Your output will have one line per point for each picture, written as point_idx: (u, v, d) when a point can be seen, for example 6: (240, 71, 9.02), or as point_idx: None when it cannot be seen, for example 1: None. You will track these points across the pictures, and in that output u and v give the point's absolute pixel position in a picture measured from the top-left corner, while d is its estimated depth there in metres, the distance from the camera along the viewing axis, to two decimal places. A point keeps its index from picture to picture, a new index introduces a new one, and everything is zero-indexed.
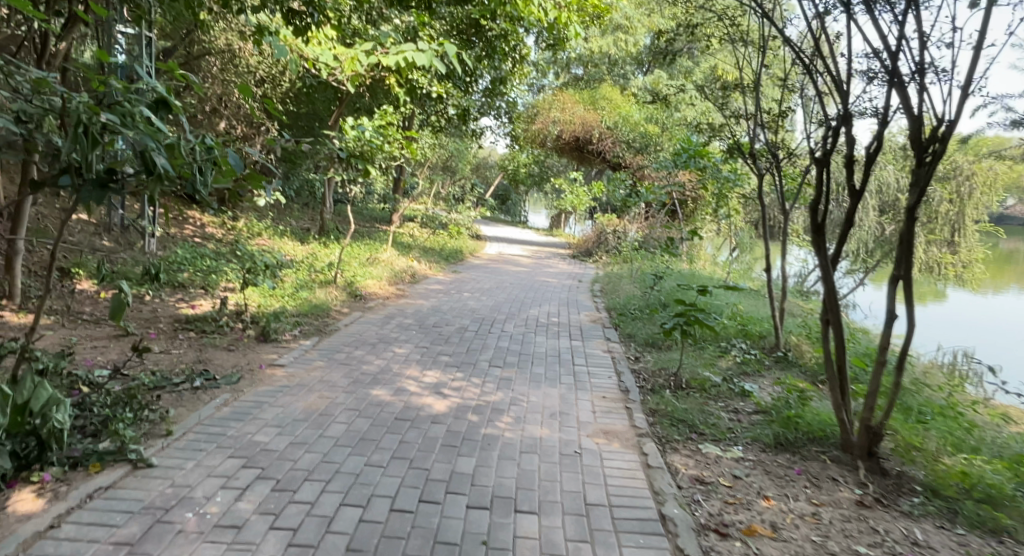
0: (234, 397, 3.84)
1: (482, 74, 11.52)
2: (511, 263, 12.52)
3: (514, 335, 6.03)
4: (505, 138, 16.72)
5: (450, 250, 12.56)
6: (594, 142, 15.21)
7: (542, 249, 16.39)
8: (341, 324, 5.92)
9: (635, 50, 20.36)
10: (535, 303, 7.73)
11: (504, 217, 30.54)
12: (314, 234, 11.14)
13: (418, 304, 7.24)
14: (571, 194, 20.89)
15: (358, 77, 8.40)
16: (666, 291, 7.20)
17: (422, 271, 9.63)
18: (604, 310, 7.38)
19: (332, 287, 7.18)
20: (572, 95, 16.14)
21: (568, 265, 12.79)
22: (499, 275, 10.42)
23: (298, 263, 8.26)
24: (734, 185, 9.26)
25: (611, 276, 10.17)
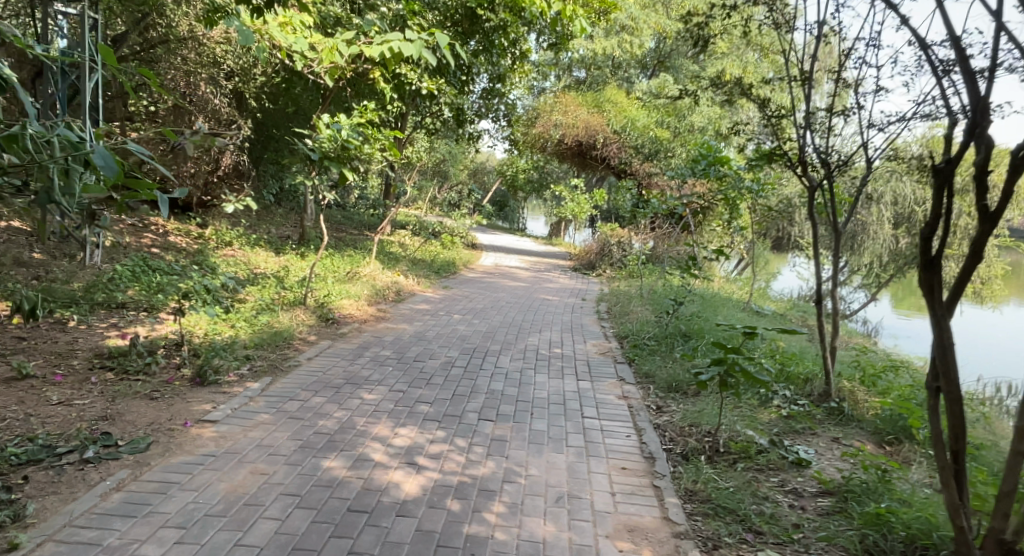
0: (134, 476, 2.88)
1: (479, 71, 10.59)
2: (508, 276, 11.60)
3: (509, 374, 5.08)
4: (504, 143, 15.81)
5: (442, 262, 11.64)
6: (598, 148, 14.26)
7: (540, 260, 15.46)
8: (304, 358, 4.96)
9: (640, 52, 19.46)
10: (534, 328, 6.80)
11: (501, 224, 29.62)
12: (293, 243, 10.21)
13: (398, 330, 6.29)
14: (571, 202, 19.98)
15: (338, 69, 7.44)
16: (687, 319, 6.26)
17: (409, 286, 8.70)
18: (614, 339, 6.44)
19: (300, 309, 6.23)
20: (575, 97, 15.23)
21: (569, 278, 11.88)
22: (493, 292, 9.49)
23: (267, 279, 7.32)
24: (758, 197, 8.33)
25: (618, 294, 9.25)
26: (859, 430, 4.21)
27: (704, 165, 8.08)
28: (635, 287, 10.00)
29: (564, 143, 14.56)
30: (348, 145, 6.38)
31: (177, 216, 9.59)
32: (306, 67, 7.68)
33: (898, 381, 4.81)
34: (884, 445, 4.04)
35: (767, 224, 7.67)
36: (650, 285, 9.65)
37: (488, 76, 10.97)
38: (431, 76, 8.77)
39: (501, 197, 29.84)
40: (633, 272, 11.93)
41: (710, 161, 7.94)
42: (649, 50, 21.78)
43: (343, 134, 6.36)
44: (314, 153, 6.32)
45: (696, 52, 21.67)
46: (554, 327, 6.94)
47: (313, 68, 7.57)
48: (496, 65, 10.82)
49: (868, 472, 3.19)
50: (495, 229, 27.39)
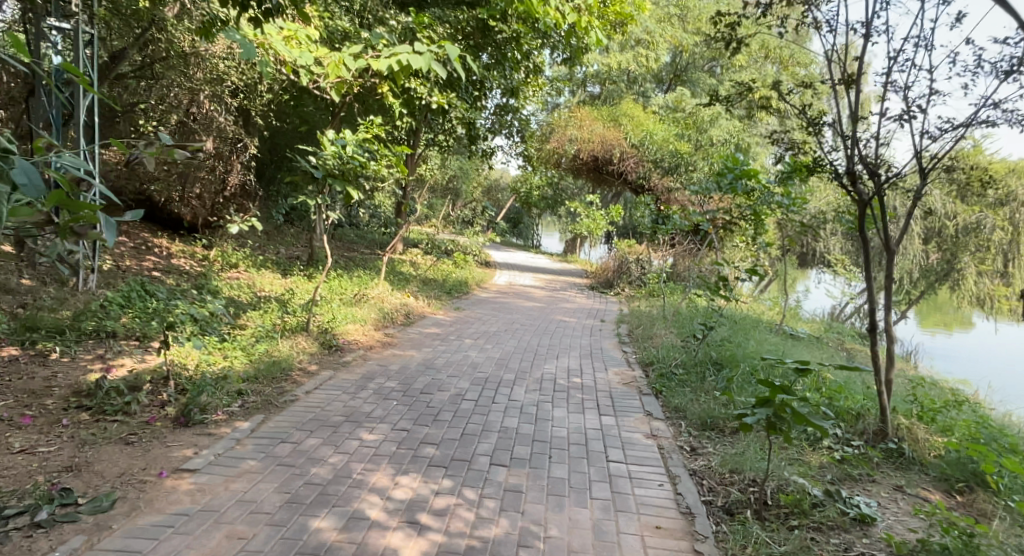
0: (89, 544, 2.49)
1: (492, 85, 10.29)
2: (523, 296, 11.19)
3: (525, 408, 4.64)
4: (517, 158, 15.47)
5: (454, 281, 11.28)
6: (614, 162, 13.82)
7: (556, 278, 15.03)
8: (302, 391, 4.57)
9: (656, 65, 19.12)
10: (551, 354, 6.37)
11: (515, 241, 29.28)
12: (300, 264, 9.90)
13: (406, 357, 5.88)
14: (587, 218, 19.57)
15: (344, 84, 7.12)
16: (716, 345, 5.78)
17: (419, 308, 8.32)
18: (638, 366, 5.97)
19: (301, 336, 5.86)
20: (590, 111, 14.88)
21: (586, 298, 11.44)
22: (507, 313, 9.07)
23: (269, 303, 6.98)
24: (787, 212, 7.86)
25: (639, 315, 8.79)
26: (922, 476, 3.71)
27: (730, 179, 7.65)
28: (657, 307, 9.53)
29: (580, 158, 14.18)
30: (353, 162, 6.03)
31: (182, 237, 9.31)
32: (311, 82, 7.38)
33: (960, 416, 4.31)
34: (955, 495, 3.54)
35: (798, 241, 7.21)
36: (672, 306, 9.18)
37: (502, 90, 10.66)
38: (442, 90, 8.46)
39: (516, 214, 29.52)
40: (654, 291, 11.46)
41: (736, 174, 7.50)
42: (665, 64, 21.45)
43: (348, 150, 6.01)
44: (318, 171, 5.99)
45: (712, 66, 21.30)
46: (572, 352, 6.49)
47: (319, 83, 7.27)
48: (510, 79, 10.51)
49: (948, 535, 2.71)
50: (509, 246, 27.03)
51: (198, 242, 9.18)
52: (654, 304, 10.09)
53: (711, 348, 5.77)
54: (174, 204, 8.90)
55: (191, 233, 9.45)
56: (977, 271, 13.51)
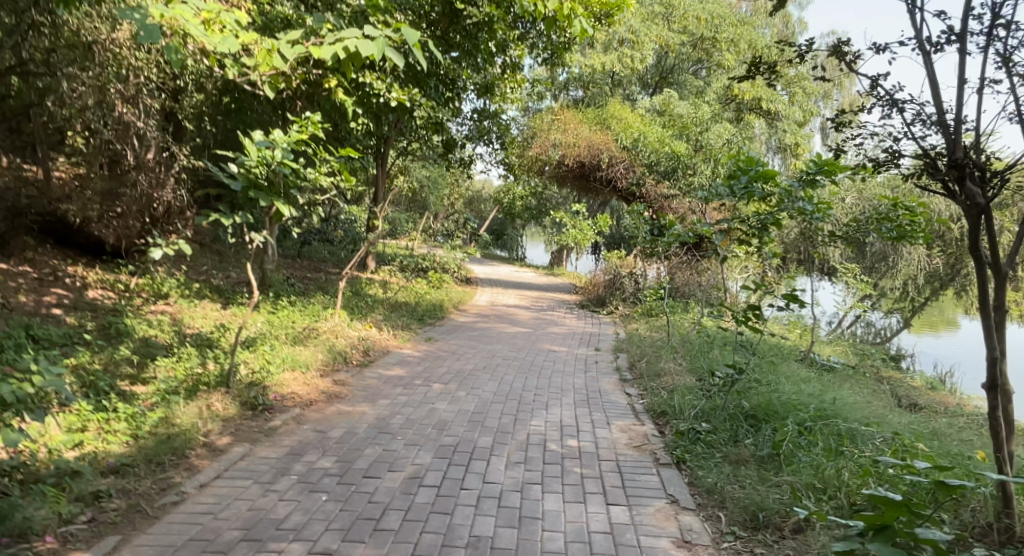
0: None
1: (463, 81, 9.11)
2: (506, 318, 10.01)
3: (504, 496, 3.40)
4: (498, 167, 14.33)
5: (429, 303, 10.08)
6: (602, 168, 12.67)
7: (542, 295, 13.89)
8: (193, 484, 3.32)
9: (641, 67, 18.11)
10: (538, 401, 5.16)
11: (500, 253, 28.10)
12: (248, 291, 8.65)
13: (352, 415, 4.64)
14: (574, 229, 18.48)
15: (279, 76, 5.86)
16: (747, 394, 4.57)
17: (381, 341, 7.11)
18: (648, 419, 4.74)
19: (218, 392, 4.60)
20: (575, 113, 13.76)
21: (577, 319, 10.30)
22: (486, 342, 7.83)
23: (192, 345, 5.72)
24: (809, 220, 6.75)
25: (639, 341, 7.64)
26: None
27: (739, 180, 6.49)
28: (660, 331, 8.34)
29: (564, 165, 13.06)
30: (282, 171, 4.78)
31: (105, 264, 8.00)
32: (240, 75, 6.12)
33: None
34: None
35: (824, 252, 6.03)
36: (675, 330, 7.98)
37: (475, 86, 9.48)
38: (401, 85, 7.29)
39: (499, 226, 28.36)
40: (650, 310, 10.28)
41: (751, 174, 6.34)
42: (650, 66, 20.47)
43: (275, 156, 4.77)
44: (235, 181, 4.73)
45: (699, 67, 20.36)
46: (565, 399, 5.25)
47: (248, 76, 6.00)
48: (482, 73, 9.33)
49: None
50: (493, 259, 25.76)
51: (123, 269, 7.87)
52: (655, 327, 8.88)
53: (742, 398, 4.54)
54: (92, 225, 7.61)
55: (116, 258, 8.13)
56: (986, 275, 12.73)
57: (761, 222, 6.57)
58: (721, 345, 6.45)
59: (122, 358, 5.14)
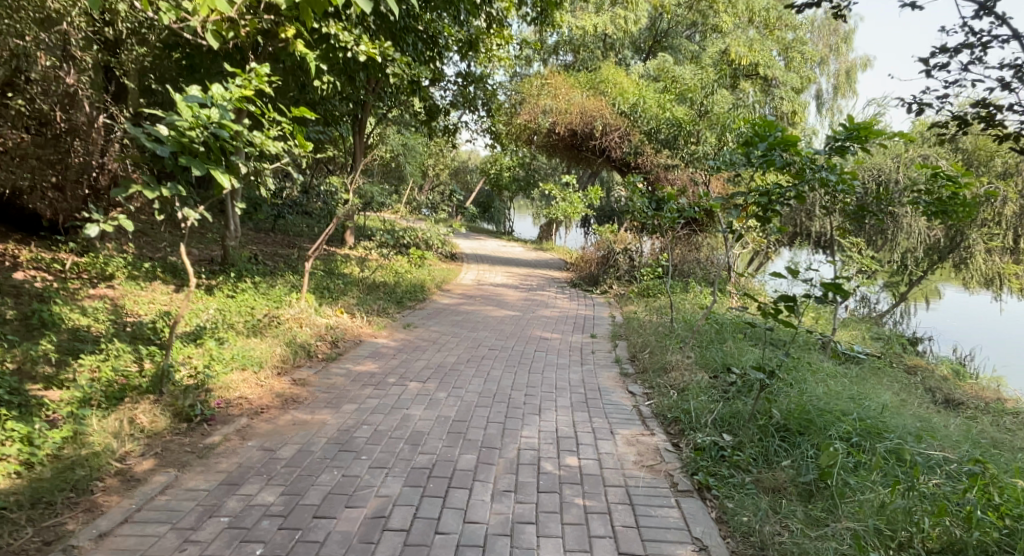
0: None
1: (444, 35, 8.27)
2: (493, 299, 9.31)
3: (489, 544, 2.72)
4: (484, 135, 13.56)
5: (409, 283, 9.36)
6: (595, 136, 11.91)
7: (531, 272, 13.19)
8: (88, 537, 2.60)
9: (635, 30, 17.20)
10: (530, 405, 4.45)
11: (487, 226, 27.31)
12: (208, 273, 7.83)
13: (309, 427, 3.90)
14: (564, 201, 17.76)
15: (224, 21, 4.96)
16: (777, 397, 3.89)
17: (353, 329, 6.36)
18: (658, 427, 4.06)
19: (147, 400, 3.83)
20: (567, 77, 12.91)
21: (568, 299, 9.63)
22: (470, 328, 7.09)
23: (128, 339, 4.92)
24: (832, 192, 5.98)
25: (638, 326, 6.98)
26: None
27: (753, 146, 5.74)
28: (663, 315, 7.64)
29: (555, 133, 12.32)
30: (221, 133, 3.94)
31: (42, 242, 7.10)
32: (178, 21, 5.19)
33: None
34: None
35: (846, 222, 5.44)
36: (678, 315, 7.27)
37: (457, 41, 8.64)
38: (370, 39, 6.42)
39: (485, 198, 27.48)
40: (648, 290, 9.58)
41: (768, 140, 5.54)
42: (643, 29, 19.58)
43: (212, 115, 3.92)
44: (161, 145, 3.85)
45: (693, 30, 19.51)
46: (560, 401, 4.55)
47: (187, 21, 5.08)
48: (465, 27, 8.71)
49: None
50: (479, 232, 24.90)
51: (63, 247, 7.00)
52: (655, 311, 8.16)
53: (773, 405, 3.84)
54: (23, 197, 6.71)
55: (54, 234, 7.22)
56: (987, 249, 12.30)
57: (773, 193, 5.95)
58: (734, 336, 5.77)
59: (39, 356, 4.35)
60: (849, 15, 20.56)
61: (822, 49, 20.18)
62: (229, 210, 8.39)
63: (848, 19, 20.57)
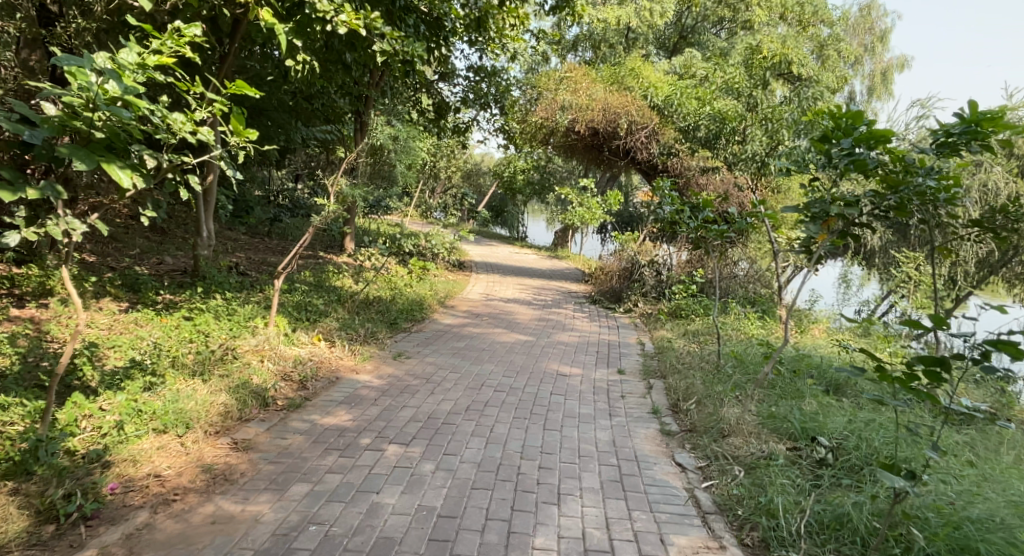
0: None
1: (450, 14, 7.20)
2: (503, 318, 8.18)
3: None
4: (496, 135, 12.53)
5: (408, 298, 8.26)
6: (620, 136, 10.76)
7: (546, 284, 12.04)
8: None
9: (661, 23, 16.04)
10: (547, 488, 3.28)
11: (500, 231, 26.27)
12: (173, 288, 6.78)
13: (233, 529, 2.77)
14: (581, 206, 16.63)
15: None
16: (905, 499, 2.69)
17: (329, 363, 5.23)
18: (725, 532, 2.90)
19: (6, 489, 2.74)
20: (588, 71, 11.77)
21: (589, 319, 8.46)
22: (473, 359, 5.90)
23: (29, 382, 3.84)
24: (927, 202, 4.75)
25: (676, 361, 5.80)
26: None
27: (827, 148, 4.49)
28: (705, 348, 6.41)
29: (574, 131, 11.20)
30: (121, 110, 2.82)
31: None
32: None
33: None
34: None
35: None
36: (724, 349, 6.05)
37: (465, 21, 7.57)
38: (352, 9, 5.30)
39: (499, 203, 26.38)
40: (681, 309, 8.36)
41: (854, 136, 4.26)
42: (668, 25, 18.44)
43: (110, 87, 2.79)
44: (36, 129, 2.75)
45: (721, 26, 18.32)
46: (586, 481, 3.38)
47: None
48: (474, 2, 7.69)
49: None
50: (492, 237, 23.83)
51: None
52: (694, 340, 6.92)
53: (912, 523, 2.61)
54: None
55: None
56: None
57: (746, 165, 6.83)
58: (806, 384, 4.56)
59: None
60: (887, 12, 19.28)
61: (860, 47, 18.88)
62: (200, 214, 7.30)
63: (885, 17, 19.31)
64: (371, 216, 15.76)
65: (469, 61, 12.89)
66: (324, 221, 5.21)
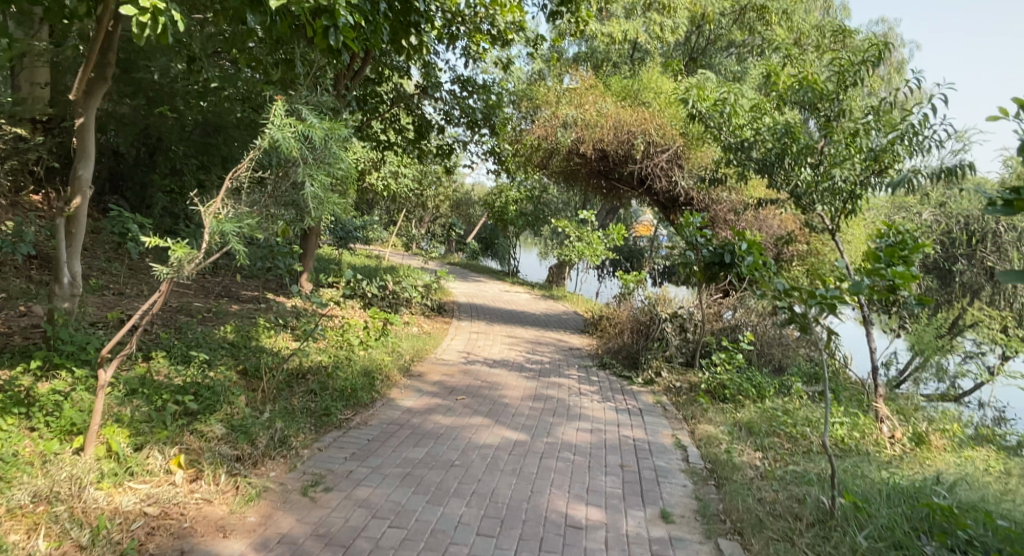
0: None
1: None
2: (486, 397, 6.03)
3: None
4: (485, 159, 10.59)
5: (360, 366, 6.11)
6: (634, 159, 8.81)
7: (541, 336, 9.93)
8: None
9: (672, 39, 14.30)
10: None
11: (490, 264, 24.24)
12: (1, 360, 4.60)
13: None
14: (580, 242, 14.62)
15: None
16: None
17: (178, 519, 3.06)
18: None
19: None
20: (598, 84, 9.86)
21: (602, 398, 6.35)
22: (433, 492, 3.73)
23: None
24: None
25: (756, 503, 3.68)
26: None
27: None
28: (787, 472, 4.25)
29: (579, 153, 9.25)
30: None
31: None
32: None
33: None
34: None
35: None
36: (827, 488, 3.89)
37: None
38: None
39: (489, 234, 24.37)
40: (725, 388, 6.20)
41: None
42: (677, 46, 16.77)
43: None
44: None
45: (732, 49, 16.74)
46: None
47: None
48: None
49: None
50: (481, 271, 21.79)
51: None
52: (763, 451, 4.75)
53: None
54: None
55: None
56: None
57: (718, 169, 6.37)
58: None
59: None
60: (908, 39, 17.78)
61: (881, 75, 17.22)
62: (61, 253, 5.08)
63: (904, 46, 17.89)
64: (339, 248, 13.59)
65: (455, 72, 11.06)
66: (177, 275, 3.07)
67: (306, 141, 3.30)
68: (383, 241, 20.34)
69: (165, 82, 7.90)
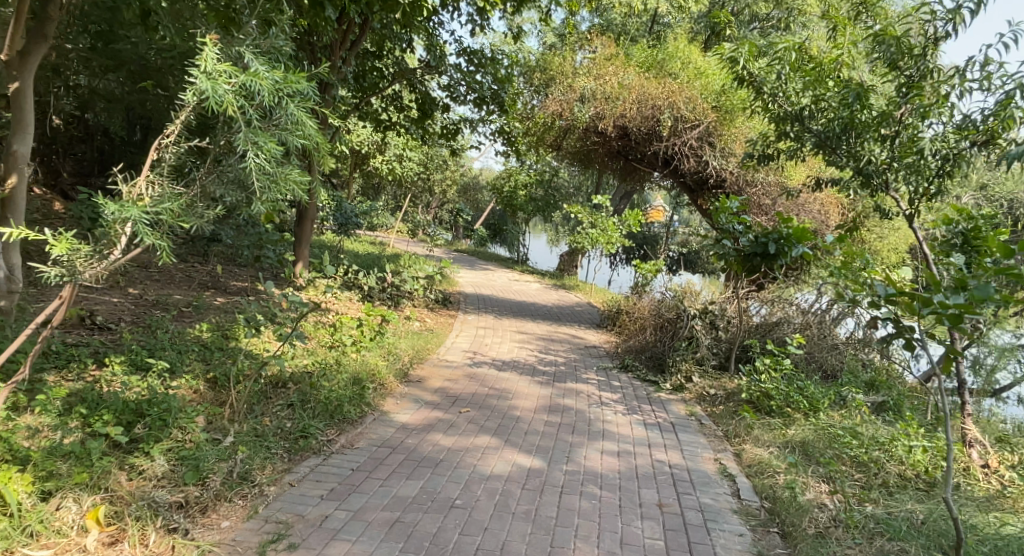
0: None
1: None
2: (494, 409, 5.22)
3: None
4: (493, 139, 9.71)
5: (348, 372, 5.31)
6: (660, 137, 7.89)
7: (554, 331, 9.14)
8: None
9: (694, 9, 13.24)
10: None
11: (499, 252, 23.38)
12: None
13: None
14: (594, 228, 13.73)
15: None
16: None
17: None
18: None
19: None
20: (618, 55, 8.92)
21: (628, 409, 5.52)
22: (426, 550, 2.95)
23: None
24: None
25: None
26: None
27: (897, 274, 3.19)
28: (870, 520, 3.43)
29: (597, 130, 8.34)
30: None
31: None
32: None
33: None
34: None
35: None
36: (930, 553, 3.07)
37: None
38: None
39: (498, 220, 23.47)
40: (770, 399, 5.35)
41: None
42: None
43: None
44: None
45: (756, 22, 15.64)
46: None
47: None
48: None
49: None
50: (490, 259, 20.96)
51: None
52: (828, 485, 3.93)
53: None
54: None
55: None
56: None
57: (765, 144, 5.43)
58: None
59: None
60: None
61: None
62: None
63: None
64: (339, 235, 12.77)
65: (461, 43, 10.15)
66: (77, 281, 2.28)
67: (252, 101, 2.46)
68: (389, 228, 19.53)
69: (146, 54, 6.55)
